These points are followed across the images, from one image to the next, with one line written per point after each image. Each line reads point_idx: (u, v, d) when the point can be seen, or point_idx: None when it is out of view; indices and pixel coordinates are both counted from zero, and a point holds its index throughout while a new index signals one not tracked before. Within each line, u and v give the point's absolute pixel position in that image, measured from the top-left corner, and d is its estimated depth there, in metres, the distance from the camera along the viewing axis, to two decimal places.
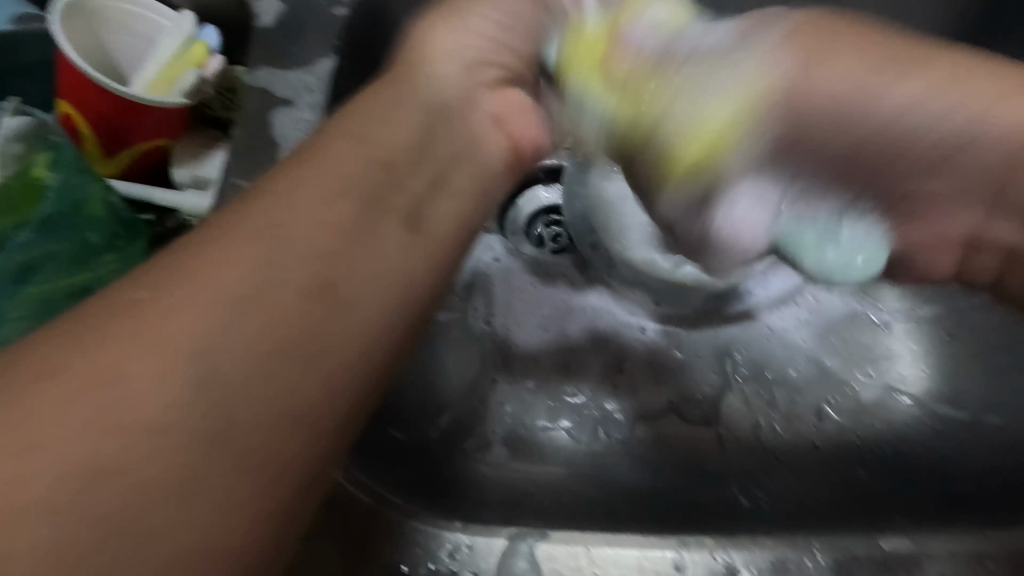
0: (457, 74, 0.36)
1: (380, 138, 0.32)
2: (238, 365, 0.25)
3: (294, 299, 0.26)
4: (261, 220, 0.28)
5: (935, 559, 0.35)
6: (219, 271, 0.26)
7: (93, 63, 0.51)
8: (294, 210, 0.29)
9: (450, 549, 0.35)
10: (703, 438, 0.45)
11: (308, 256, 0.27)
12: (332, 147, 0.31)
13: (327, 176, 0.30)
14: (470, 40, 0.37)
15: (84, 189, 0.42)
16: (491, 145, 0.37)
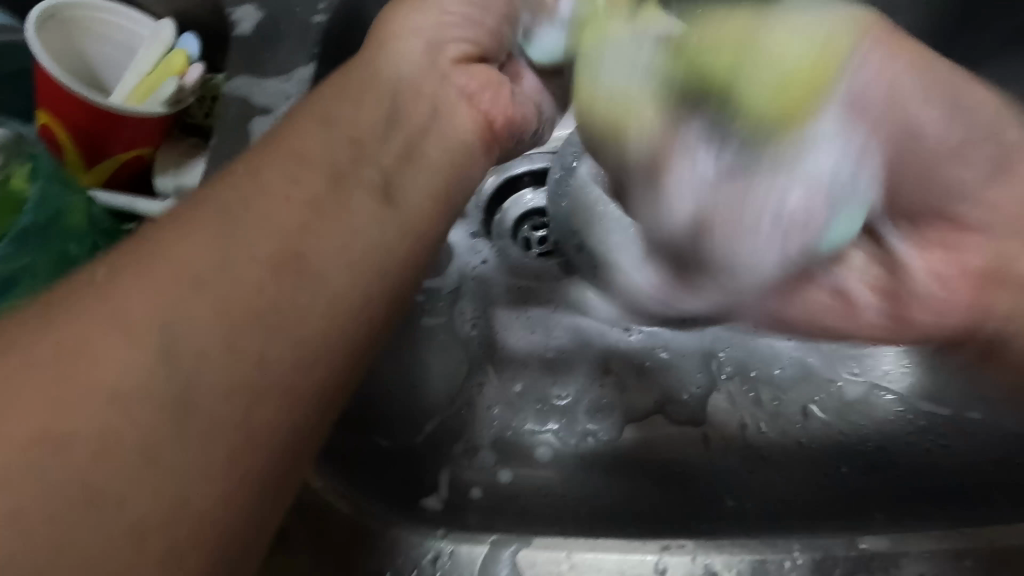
0: (420, 55, 0.40)
1: (347, 124, 0.35)
2: (202, 336, 0.26)
3: (256, 271, 0.28)
4: (225, 200, 0.30)
5: (913, 557, 0.33)
6: (185, 245, 0.28)
7: (68, 68, 0.56)
8: (256, 190, 0.30)
9: (432, 558, 0.34)
10: (689, 434, 0.50)
11: (270, 233, 0.29)
12: (298, 140, 0.33)
13: (289, 157, 0.32)
14: (428, 21, 0.40)
15: (65, 201, 0.49)
16: (460, 120, 0.40)
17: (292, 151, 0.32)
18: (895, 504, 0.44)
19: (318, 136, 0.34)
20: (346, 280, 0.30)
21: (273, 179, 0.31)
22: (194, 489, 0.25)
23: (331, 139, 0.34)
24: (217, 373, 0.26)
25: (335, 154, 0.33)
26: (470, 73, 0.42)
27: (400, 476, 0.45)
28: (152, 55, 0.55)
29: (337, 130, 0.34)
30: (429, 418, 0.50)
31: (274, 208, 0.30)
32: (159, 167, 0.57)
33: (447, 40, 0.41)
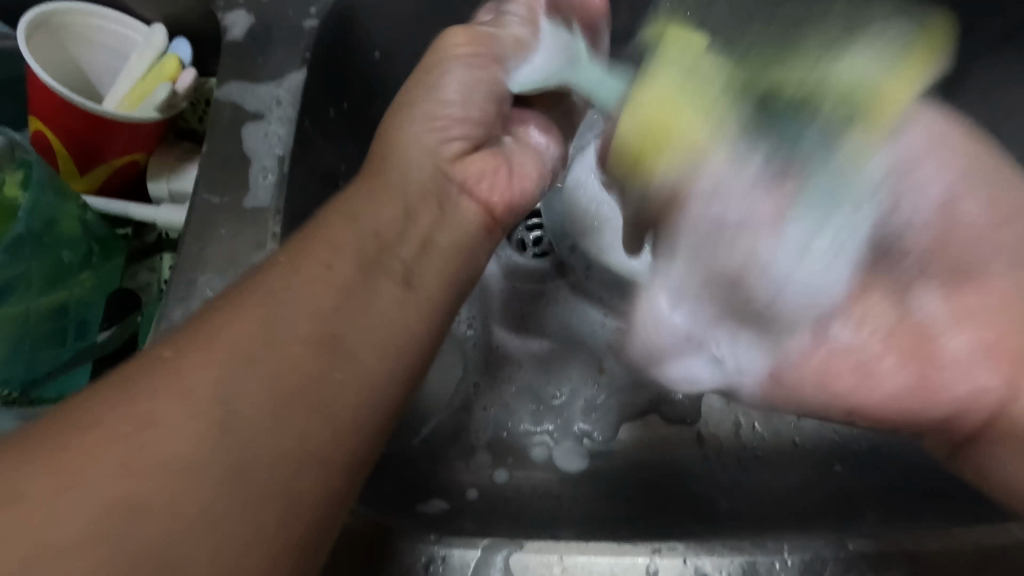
0: (427, 152, 0.37)
1: (366, 212, 0.34)
2: (256, 413, 0.26)
3: (299, 351, 0.28)
4: (268, 285, 0.29)
5: (900, 557, 0.33)
6: (233, 327, 0.28)
7: (60, 74, 0.56)
8: (293, 276, 0.30)
9: (426, 563, 0.33)
10: (683, 434, 0.51)
11: (306, 318, 0.29)
12: (335, 213, 0.33)
13: (320, 246, 0.31)
14: (440, 114, 0.37)
15: (58, 208, 0.49)
16: (464, 213, 0.37)
17: (334, 224, 0.33)
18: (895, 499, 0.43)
19: (360, 202, 0.34)
20: (381, 353, 0.30)
21: (308, 256, 0.31)
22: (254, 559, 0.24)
23: (356, 228, 0.33)
24: (267, 456, 0.25)
25: (381, 217, 0.34)
26: (477, 159, 0.38)
27: (397, 477, 0.45)
28: (144, 60, 0.55)
29: (359, 223, 0.33)
30: (426, 421, 0.50)
31: (318, 284, 0.30)
32: (153, 171, 0.57)
33: (449, 137, 0.37)
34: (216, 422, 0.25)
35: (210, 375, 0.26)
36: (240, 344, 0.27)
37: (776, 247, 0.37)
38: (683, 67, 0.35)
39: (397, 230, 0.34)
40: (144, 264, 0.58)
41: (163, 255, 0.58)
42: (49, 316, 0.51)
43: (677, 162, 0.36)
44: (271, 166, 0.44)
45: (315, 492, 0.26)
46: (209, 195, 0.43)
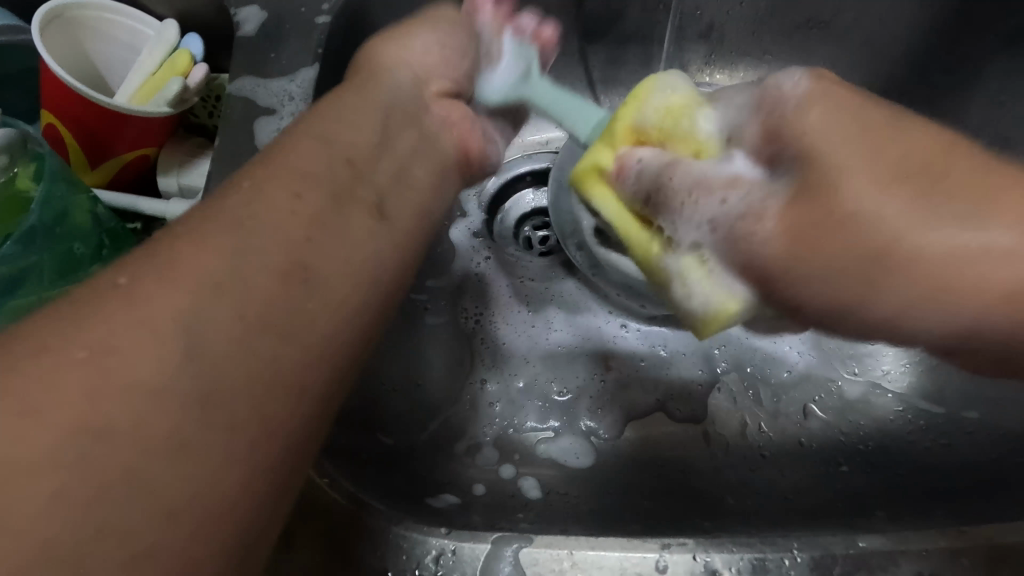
0: (407, 87, 0.42)
1: (346, 144, 0.35)
2: (222, 342, 0.25)
3: (267, 280, 0.27)
4: (239, 213, 0.29)
5: (911, 555, 0.33)
6: (201, 251, 0.27)
7: (73, 68, 0.56)
8: (263, 205, 0.30)
9: (436, 556, 0.34)
10: (688, 432, 0.51)
11: (286, 242, 0.29)
12: (302, 148, 0.33)
13: (292, 174, 0.31)
14: (415, 57, 0.43)
15: (70, 201, 0.50)
16: (442, 142, 0.42)
17: (303, 159, 0.32)
18: (905, 500, 0.43)
19: (329, 138, 0.35)
20: (356, 286, 0.30)
21: (275, 185, 0.31)
22: (224, 493, 0.24)
23: (325, 156, 0.33)
24: (235, 379, 0.25)
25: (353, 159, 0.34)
26: (445, 104, 0.44)
27: (405, 475, 0.45)
28: (156, 55, 0.55)
29: (335, 147, 0.34)
30: (432, 417, 0.50)
31: (286, 211, 0.30)
32: (163, 166, 0.58)
33: (426, 77, 0.44)
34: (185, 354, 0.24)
35: (177, 296, 0.25)
36: (205, 268, 0.26)
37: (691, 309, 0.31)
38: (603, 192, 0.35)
39: (365, 169, 0.35)
40: None
41: None
42: None
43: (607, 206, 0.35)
44: None
45: (285, 420, 0.26)
46: (220, 187, 0.43)
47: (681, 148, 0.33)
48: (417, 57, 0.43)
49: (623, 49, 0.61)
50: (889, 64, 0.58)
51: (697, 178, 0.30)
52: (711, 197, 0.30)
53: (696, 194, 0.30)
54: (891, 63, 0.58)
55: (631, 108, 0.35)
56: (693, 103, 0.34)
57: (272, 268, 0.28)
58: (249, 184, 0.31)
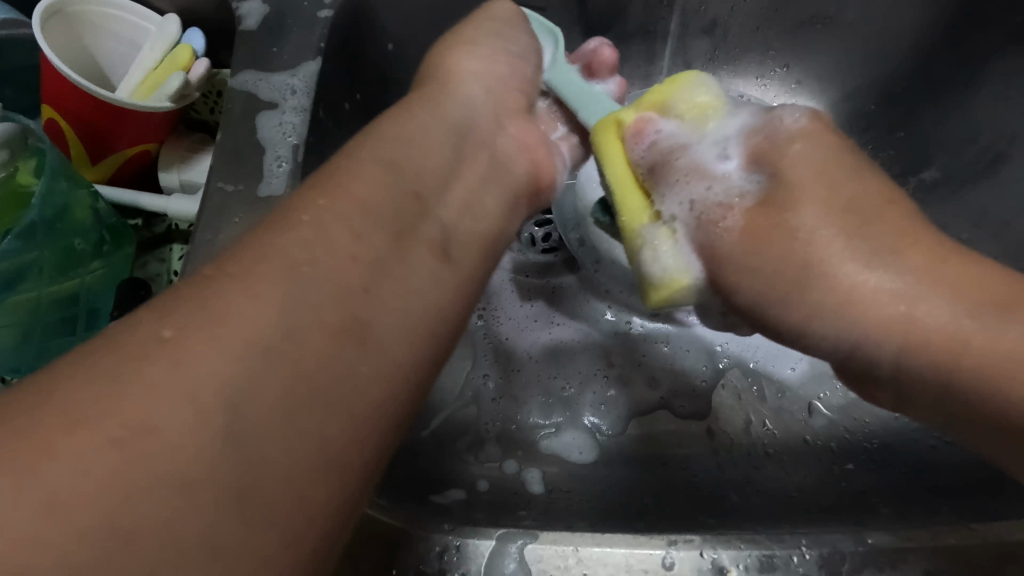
0: (480, 100, 0.42)
1: (405, 172, 0.34)
2: (262, 396, 0.24)
3: (323, 337, 0.26)
4: (294, 247, 0.28)
5: (920, 552, 0.33)
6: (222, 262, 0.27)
7: (73, 62, 0.56)
8: (317, 236, 0.29)
9: (440, 552, 0.33)
10: (692, 428, 0.51)
11: (334, 289, 0.28)
12: (355, 173, 0.33)
13: (341, 201, 0.31)
14: (481, 69, 0.43)
15: (70, 197, 0.49)
16: (514, 164, 0.41)
17: (357, 177, 0.32)
18: (915, 494, 0.42)
19: (382, 156, 0.34)
20: (409, 346, 0.29)
21: (335, 215, 0.30)
22: (262, 527, 0.23)
23: (388, 188, 0.33)
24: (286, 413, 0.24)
25: (395, 179, 0.34)
26: (521, 125, 0.43)
27: (408, 470, 0.44)
28: (157, 49, 0.55)
29: (401, 175, 0.34)
30: (435, 414, 0.50)
31: (347, 236, 0.30)
32: (164, 161, 0.57)
33: (494, 94, 0.43)
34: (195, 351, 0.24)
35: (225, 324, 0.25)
36: (259, 292, 0.26)
37: (669, 263, 0.37)
38: (617, 155, 0.38)
39: (417, 194, 0.34)
40: (154, 254, 0.58)
41: (174, 246, 0.58)
42: (60, 304, 0.51)
43: (614, 171, 0.39)
44: (285, 154, 0.44)
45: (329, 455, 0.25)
46: (222, 182, 0.43)
47: (701, 135, 0.39)
48: (487, 81, 0.43)
49: (625, 45, 0.61)
50: (894, 59, 0.57)
51: (695, 164, 0.38)
52: (702, 181, 0.38)
53: (690, 178, 0.38)
54: (896, 58, 0.57)
55: (666, 93, 0.39)
56: (717, 106, 0.39)
57: (324, 297, 0.27)
58: (299, 202, 0.31)
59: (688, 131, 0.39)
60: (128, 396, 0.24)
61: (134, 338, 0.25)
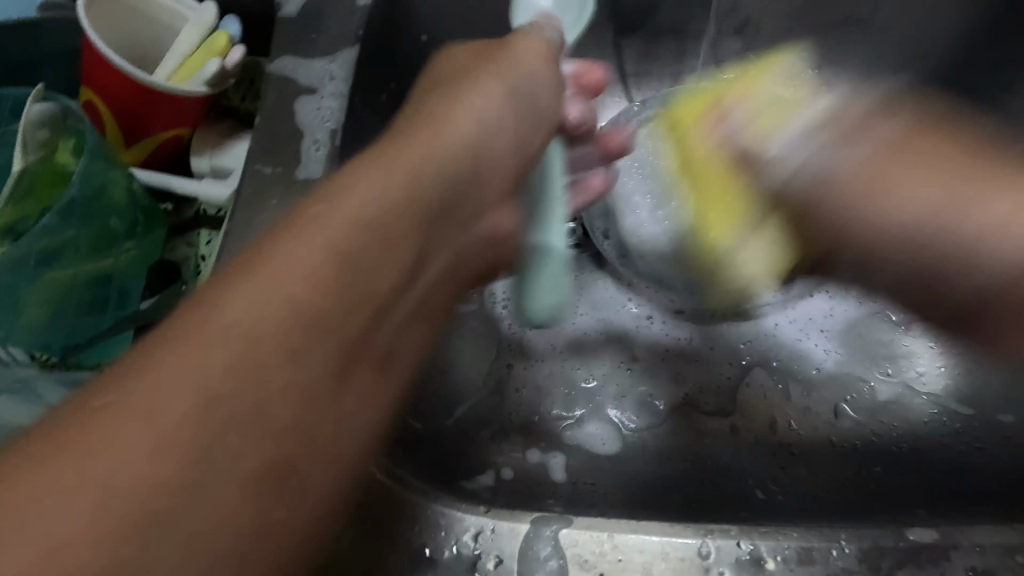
0: (466, 158, 0.33)
1: (365, 266, 0.27)
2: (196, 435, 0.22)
3: (238, 421, 0.23)
4: (232, 312, 0.24)
5: (962, 550, 0.33)
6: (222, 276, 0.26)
7: (113, 45, 0.56)
8: (256, 309, 0.24)
9: (474, 534, 0.33)
10: (716, 427, 0.50)
11: (256, 376, 0.23)
12: (302, 245, 0.26)
13: (279, 286, 0.25)
14: (486, 116, 0.35)
15: (104, 176, 0.50)
16: (476, 244, 0.35)
17: (399, 160, 0.30)
18: (944, 494, 0.42)
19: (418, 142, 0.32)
20: (329, 454, 0.25)
21: (273, 298, 0.25)
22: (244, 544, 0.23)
23: (343, 283, 0.26)
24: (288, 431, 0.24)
25: (365, 242, 0.27)
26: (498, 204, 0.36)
27: (433, 455, 0.44)
28: (194, 35, 0.55)
29: (352, 264, 0.26)
30: (460, 403, 0.50)
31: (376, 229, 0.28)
32: (197, 146, 0.58)
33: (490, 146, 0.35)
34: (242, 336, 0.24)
35: (246, 320, 0.24)
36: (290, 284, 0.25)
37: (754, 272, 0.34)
38: None
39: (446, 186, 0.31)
40: (183, 238, 0.59)
41: (202, 230, 0.59)
42: (91, 283, 0.51)
43: None
44: (323, 139, 0.44)
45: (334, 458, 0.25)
46: (261, 165, 0.43)
47: None
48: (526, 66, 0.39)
49: (657, 41, 0.61)
50: (928, 62, 0.57)
51: None
52: None
53: None
54: (931, 62, 0.57)
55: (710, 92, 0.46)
56: None
57: (351, 295, 0.26)
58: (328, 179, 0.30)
59: (776, 139, 0.41)
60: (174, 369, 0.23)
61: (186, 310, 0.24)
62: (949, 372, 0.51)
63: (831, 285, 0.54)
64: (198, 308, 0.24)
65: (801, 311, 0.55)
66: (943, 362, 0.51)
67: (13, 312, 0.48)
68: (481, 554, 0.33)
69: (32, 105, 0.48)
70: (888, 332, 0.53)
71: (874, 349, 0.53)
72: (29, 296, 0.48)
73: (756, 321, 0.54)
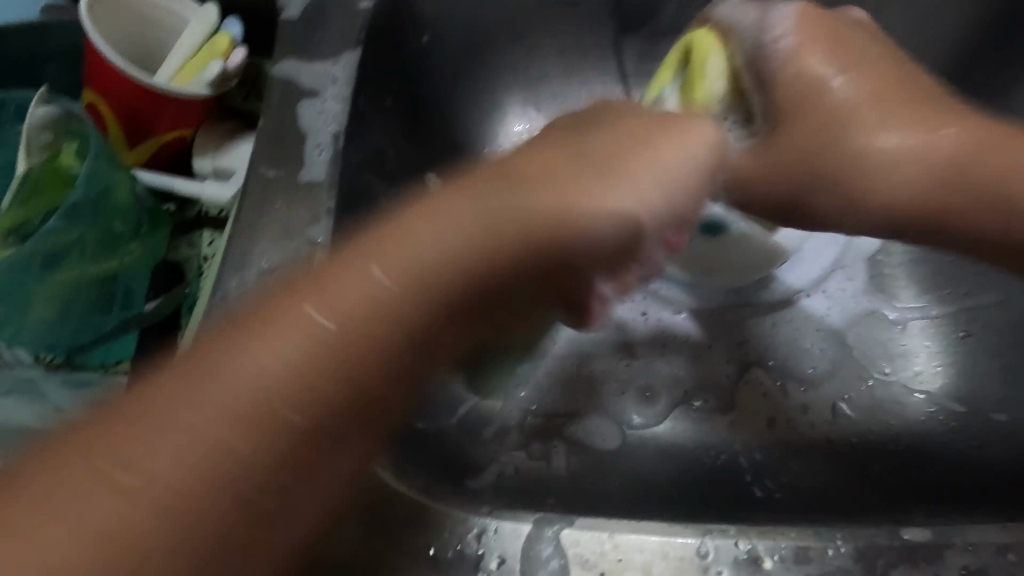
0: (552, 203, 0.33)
1: (354, 377, 0.27)
2: (151, 515, 0.24)
3: (195, 518, 0.24)
4: (223, 400, 0.26)
5: (957, 550, 0.33)
6: (242, 353, 0.26)
7: (116, 44, 0.56)
8: (237, 400, 0.26)
9: (477, 534, 0.34)
10: (714, 425, 0.51)
11: (245, 478, 0.25)
12: (327, 302, 0.28)
13: (286, 377, 0.26)
14: (678, 158, 0.36)
15: (109, 178, 0.49)
16: (504, 319, 0.34)
17: (488, 238, 0.31)
18: (938, 494, 0.42)
19: (546, 209, 0.32)
20: (282, 551, 0.27)
21: (286, 372, 0.27)
22: None
23: (342, 387, 0.27)
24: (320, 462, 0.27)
25: (384, 340, 0.28)
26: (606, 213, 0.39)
27: (436, 454, 0.44)
28: (196, 36, 0.55)
29: (345, 369, 0.27)
30: (462, 402, 0.50)
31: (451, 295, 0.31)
32: (200, 147, 0.58)
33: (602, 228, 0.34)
34: (233, 420, 0.25)
35: (222, 406, 0.25)
36: (349, 332, 0.28)
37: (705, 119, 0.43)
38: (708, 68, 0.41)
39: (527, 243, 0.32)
40: (186, 239, 0.59)
41: (205, 231, 0.59)
42: (99, 283, 0.52)
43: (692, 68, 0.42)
44: (326, 142, 0.44)
45: (344, 483, 0.28)
46: (264, 168, 0.43)
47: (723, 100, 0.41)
48: (681, 143, 0.36)
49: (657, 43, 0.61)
50: (928, 55, 0.55)
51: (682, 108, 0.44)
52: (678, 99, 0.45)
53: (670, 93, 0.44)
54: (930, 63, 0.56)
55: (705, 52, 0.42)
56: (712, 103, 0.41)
57: (351, 402, 0.27)
58: (426, 205, 0.32)
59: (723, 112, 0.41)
60: (140, 434, 0.24)
61: (237, 330, 0.27)
62: (945, 371, 0.52)
63: (827, 285, 0.55)
64: (192, 374, 0.26)
65: (807, 309, 0.55)
66: (940, 361, 0.52)
67: (21, 310, 0.49)
68: (485, 552, 0.33)
69: (39, 108, 0.49)
70: (885, 330, 0.54)
71: (868, 351, 0.53)
72: (36, 295, 0.49)
73: (760, 320, 0.55)
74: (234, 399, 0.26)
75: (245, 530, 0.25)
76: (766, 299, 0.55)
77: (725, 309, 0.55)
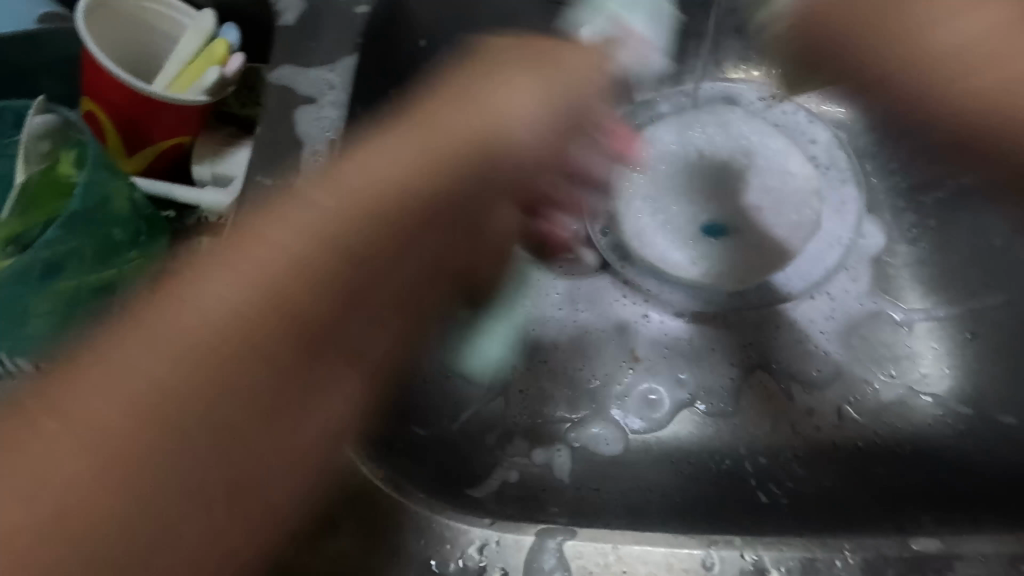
0: (467, 132, 0.40)
1: (302, 290, 0.33)
2: (175, 403, 0.29)
3: (199, 426, 0.29)
4: (163, 325, 0.31)
5: (965, 560, 0.33)
6: (211, 273, 0.32)
7: (113, 53, 0.56)
8: (199, 305, 0.32)
9: (478, 546, 0.34)
10: (718, 429, 0.50)
11: (273, 378, 0.31)
12: (268, 231, 0.34)
13: (233, 283, 0.32)
14: (522, 112, 0.41)
15: (107, 186, 0.49)
16: (496, 222, 0.43)
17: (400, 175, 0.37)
18: (945, 500, 0.41)
19: (464, 129, 0.40)
20: (310, 438, 0.32)
21: (216, 285, 0.32)
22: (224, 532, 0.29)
23: (323, 292, 0.33)
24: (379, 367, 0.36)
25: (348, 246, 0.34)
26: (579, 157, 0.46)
27: (438, 463, 0.44)
28: (193, 43, 0.55)
29: (309, 288, 0.33)
30: (465, 408, 0.50)
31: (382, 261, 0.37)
32: (197, 155, 0.59)
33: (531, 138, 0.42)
34: (173, 356, 0.30)
35: (154, 353, 0.30)
36: (229, 312, 0.31)
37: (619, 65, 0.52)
38: None
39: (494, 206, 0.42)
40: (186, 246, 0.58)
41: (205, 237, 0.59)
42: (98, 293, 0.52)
43: None
44: (323, 149, 0.44)
45: (352, 407, 0.34)
46: (261, 176, 0.43)
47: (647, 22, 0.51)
48: (510, 94, 0.42)
49: None
50: None
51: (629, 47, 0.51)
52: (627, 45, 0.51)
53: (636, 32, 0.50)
54: None
55: None
56: None
57: (294, 322, 0.32)
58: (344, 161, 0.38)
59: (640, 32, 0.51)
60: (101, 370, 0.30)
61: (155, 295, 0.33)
62: (952, 373, 0.51)
63: (832, 286, 0.55)
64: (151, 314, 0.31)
65: (813, 311, 0.54)
66: (946, 363, 0.51)
67: (20, 321, 0.48)
68: (486, 566, 0.33)
69: (35, 117, 0.49)
70: (891, 331, 0.53)
71: (872, 353, 0.53)
72: (35, 306, 0.48)
73: (763, 322, 0.54)
74: (180, 340, 0.30)
75: (211, 462, 0.29)
76: (769, 300, 0.54)
77: (730, 311, 0.54)
